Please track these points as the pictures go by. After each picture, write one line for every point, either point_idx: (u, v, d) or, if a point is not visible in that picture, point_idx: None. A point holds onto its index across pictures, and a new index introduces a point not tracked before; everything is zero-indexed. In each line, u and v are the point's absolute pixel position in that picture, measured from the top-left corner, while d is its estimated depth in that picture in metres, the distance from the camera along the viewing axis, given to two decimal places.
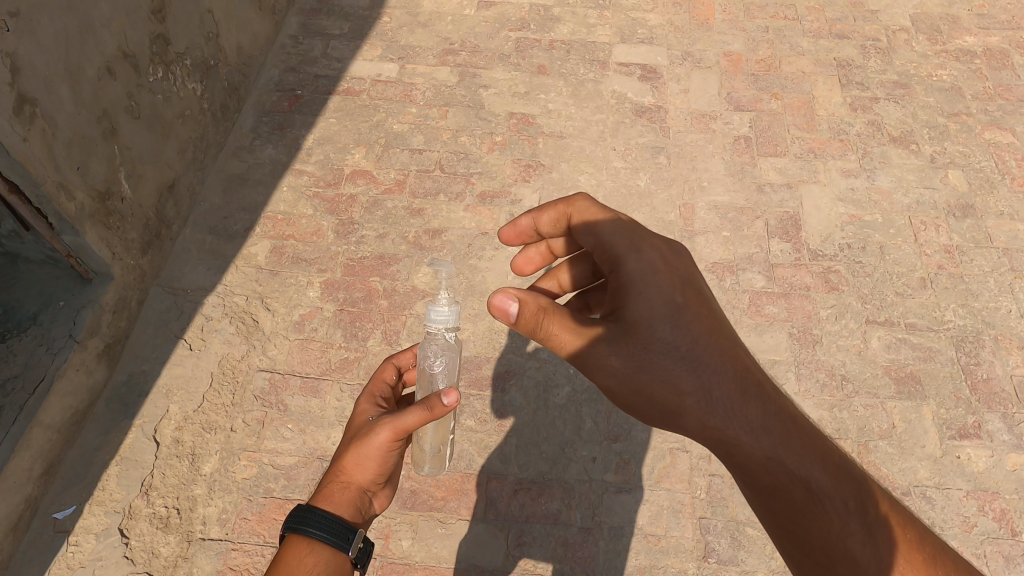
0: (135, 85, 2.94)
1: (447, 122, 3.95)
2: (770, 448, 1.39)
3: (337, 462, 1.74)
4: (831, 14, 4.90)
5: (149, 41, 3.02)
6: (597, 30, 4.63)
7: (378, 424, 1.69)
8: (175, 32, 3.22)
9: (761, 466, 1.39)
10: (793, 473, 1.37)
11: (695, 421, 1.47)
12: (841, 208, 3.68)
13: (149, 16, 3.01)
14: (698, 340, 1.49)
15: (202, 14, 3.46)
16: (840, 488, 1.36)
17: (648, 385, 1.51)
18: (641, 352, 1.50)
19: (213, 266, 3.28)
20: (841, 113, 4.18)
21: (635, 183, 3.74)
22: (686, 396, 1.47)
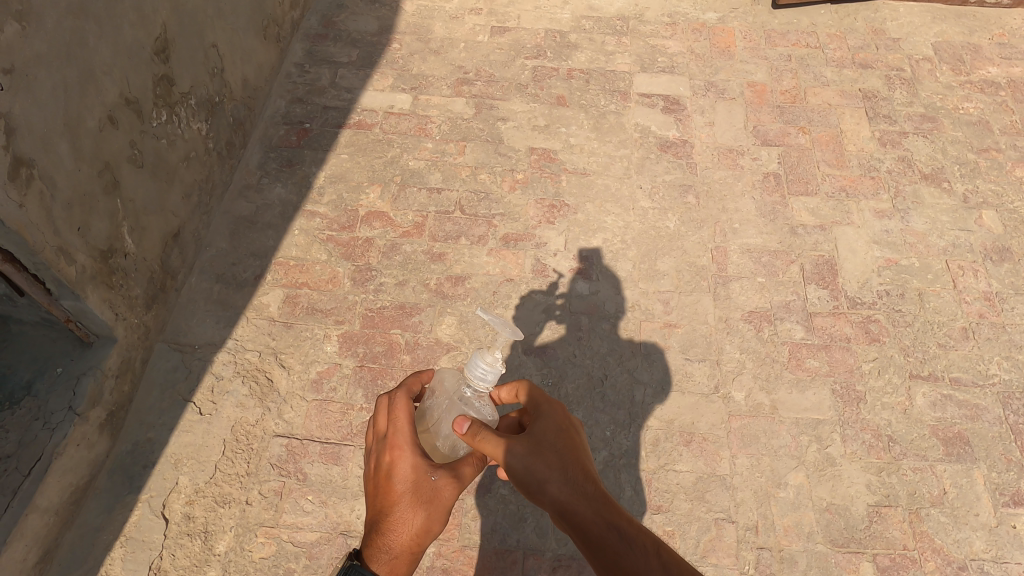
0: (139, 131, 2.72)
1: (466, 158, 3.75)
2: (598, 508, 1.59)
3: (395, 529, 1.70)
4: (853, 42, 4.79)
5: (153, 82, 2.80)
6: (616, 58, 4.46)
7: (449, 485, 1.74)
8: (179, 71, 2.99)
9: (590, 521, 1.57)
10: (614, 529, 1.54)
11: (555, 490, 1.63)
12: (877, 252, 3.58)
13: (153, 56, 2.79)
14: (569, 440, 1.74)
15: (207, 49, 3.24)
16: (643, 537, 1.52)
17: (529, 464, 1.66)
18: (530, 448, 1.68)
19: (222, 318, 3.07)
20: (870, 148, 4.08)
21: (664, 224, 3.58)
22: (551, 471, 1.65)
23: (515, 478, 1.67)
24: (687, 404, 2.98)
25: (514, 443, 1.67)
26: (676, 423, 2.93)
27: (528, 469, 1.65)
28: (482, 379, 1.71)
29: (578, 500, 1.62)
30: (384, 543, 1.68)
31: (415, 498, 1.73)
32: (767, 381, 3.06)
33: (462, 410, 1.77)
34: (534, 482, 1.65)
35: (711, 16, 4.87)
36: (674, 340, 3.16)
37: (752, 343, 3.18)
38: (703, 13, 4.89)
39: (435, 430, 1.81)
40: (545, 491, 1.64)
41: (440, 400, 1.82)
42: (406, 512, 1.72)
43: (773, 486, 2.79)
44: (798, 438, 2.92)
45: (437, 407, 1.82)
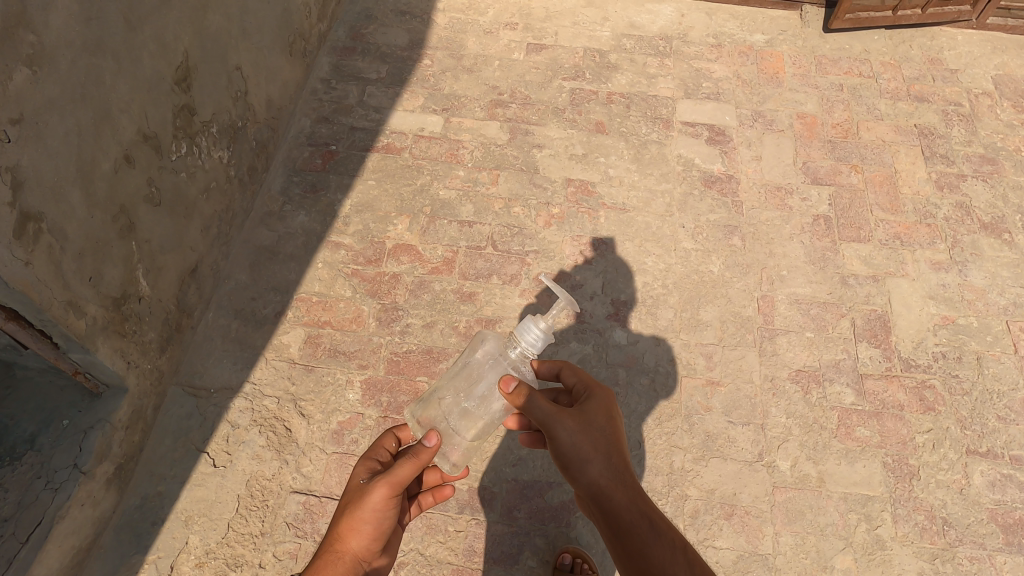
0: (157, 168, 2.61)
1: (499, 189, 3.59)
2: (631, 497, 1.80)
3: (333, 531, 1.81)
4: (908, 72, 4.51)
5: (173, 114, 2.69)
6: (658, 81, 4.25)
7: (375, 482, 1.81)
8: (200, 100, 2.88)
9: (623, 506, 1.77)
10: (644, 517, 1.74)
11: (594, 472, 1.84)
12: (932, 308, 3.38)
13: (173, 86, 2.68)
14: (615, 428, 1.95)
15: (230, 72, 3.14)
16: (672, 532, 1.71)
17: (576, 441, 1.88)
18: (578, 427, 1.90)
19: (240, 359, 2.97)
20: (926, 191, 3.84)
21: (707, 269, 3.37)
22: (594, 453, 1.86)
23: (560, 449, 1.88)
24: (730, 472, 2.83)
25: (565, 419, 1.89)
26: (717, 494, 2.78)
27: (574, 446, 1.87)
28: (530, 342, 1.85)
29: (615, 486, 1.82)
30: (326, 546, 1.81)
31: (350, 502, 1.83)
32: (814, 451, 2.92)
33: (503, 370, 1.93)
34: (576, 459, 1.87)
35: (758, 38, 4.64)
36: (717, 400, 3.00)
37: (799, 407, 3.03)
38: (750, 34, 4.66)
39: (473, 387, 1.99)
40: (585, 469, 1.85)
41: (485, 359, 1.99)
42: (342, 515, 1.84)
43: (818, 569, 2.64)
44: (846, 516, 2.75)
45: (477, 368, 2.01)
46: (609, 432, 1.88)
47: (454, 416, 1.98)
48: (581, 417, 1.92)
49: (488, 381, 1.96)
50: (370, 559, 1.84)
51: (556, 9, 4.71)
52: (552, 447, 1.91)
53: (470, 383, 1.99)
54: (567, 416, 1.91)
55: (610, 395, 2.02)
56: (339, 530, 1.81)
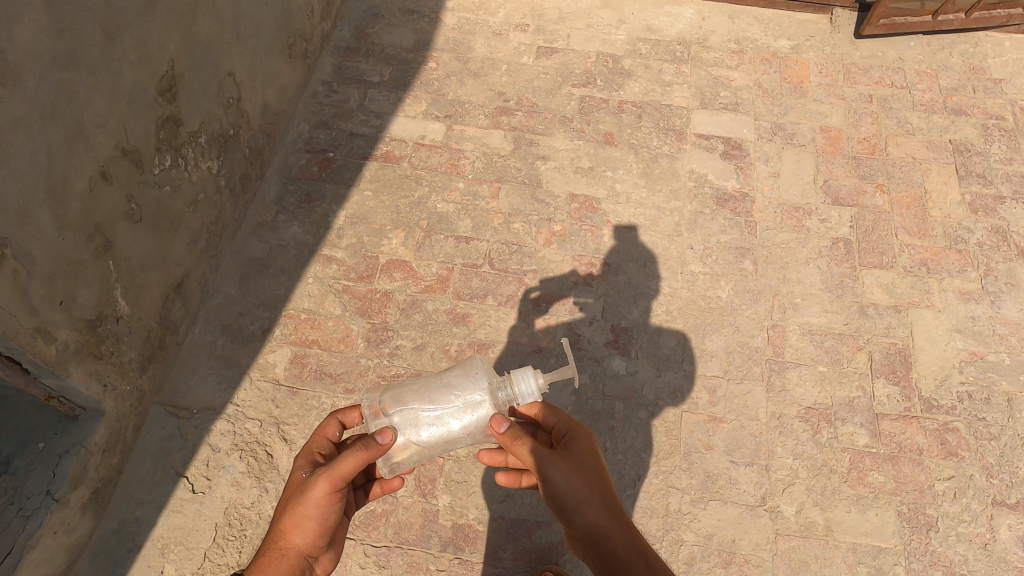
0: (137, 182, 2.54)
1: (499, 203, 3.44)
2: (627, 537, 1.87)
3: (277, 529, 1.95)
4: (945, 82, 4.22)
5: (156, 126, 2.60)
6: (673, 90, 4.04)
7: (314, 479, 1.91)
8: (187, 110, 2.78)
9: (620, 546, 1.84)
10: (642, 556, 1.81)
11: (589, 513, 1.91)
12: (959, 343, 3.15)
13: (157, 97, 2.58)
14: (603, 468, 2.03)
15: (222, 79, 3.04)
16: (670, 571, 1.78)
17: (569, 483, 1.94)
18: (569, 469, 1.97)
19: (225, 378, 2.90)
20: (959, 214, 3.58)
21: (715, 295, 3.18)
22: (589, 495, 1.94)
23: (555, 492, 1.94)
24: (729, 517, 2.69)
25: (557, 461, 1.96)
26: (714, 540, 2.65)
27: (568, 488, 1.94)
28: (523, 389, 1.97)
29: (611, 526, 1.89)
30: (271, 541, 1.95)
31: (293, 498, 1.94)
32: (822, 496, 2.76)
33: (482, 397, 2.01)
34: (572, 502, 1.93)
35: (783, 44, 4.39)
36: (719, 437, 2.84)
37: (808, 448, 2.85)
38: (774, 40, 4.41)
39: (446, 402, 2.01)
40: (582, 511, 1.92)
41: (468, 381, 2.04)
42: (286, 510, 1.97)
43: None
44: (854, 568, 2.62)
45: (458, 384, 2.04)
46: (598, 473, 1.96)
47: (414, 421, 1.99)
48: (572, 458, 1.99)
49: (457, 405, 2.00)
50: (315, 552, 2.00)
51: (570, 10, 4.52)
52: (546, 492, 1.96)
53: (437, 400, 2.01)
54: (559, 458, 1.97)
55: (594, 435, 2.11)
56: (283, 527, 1.95)
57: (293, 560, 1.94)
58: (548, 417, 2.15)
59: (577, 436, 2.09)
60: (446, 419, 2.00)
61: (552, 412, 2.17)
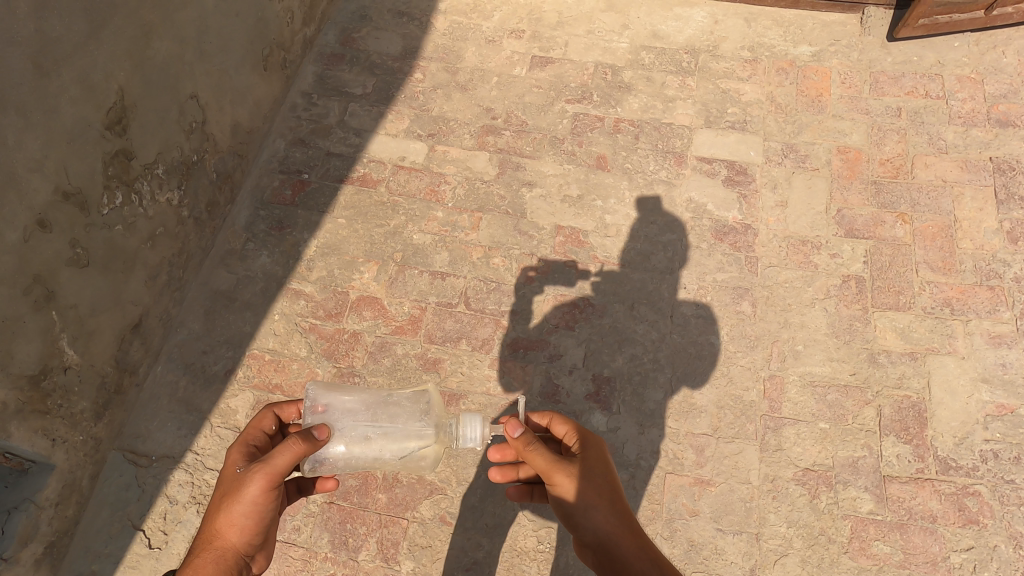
0: (83, 226, 2.38)
1: (479, 235, 3.21)
2: (640, 547, 1.75)
3: (210, 529, 1.82)
4: (992, 88, 3.77)
5: (104, 163, 2.42)
6: (676, 106, 3.73)
7: (249, 475, 1.79)
8: (140, 141, 2.58)
9: (634, 555, 1.72)
10: (656, 564, 1.69)
11: (600, 519, 1.79)
12: (985, 394, 2.83)
13: (103, 131, 2.40)
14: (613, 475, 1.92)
15: (182, 103, 2.78)
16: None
17: (579, 489, 1.82)
18: (579, 474, 1.85)
19: (186, 424, 2.77)
20: (994, 245, 3.21)
21: (708, 341, 2.94)
22: (598, 500, 1.82)
23: (563, 498, 1.82)
24: None
25: (566, 466, 1.86)
26: None
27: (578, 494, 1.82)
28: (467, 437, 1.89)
29: (621, 534, 1.77)
30: (203, 541, 1.82)
31: (228, 496, 1.82)
32: (819, 569, 2.52)
33: (420, 423, 1.98)
34: (580, 508, 1.81)
35: (803, 51, 4.01)
36: (706, 502, 2.63)
37: (804, 514, 2.60)
38: (794, 46, 4.04)
39: (384, 420, 1.97)
40: (590, 517, 1.80)
41: (413, 405, 2.02)
42: (219, 508, 1.84)
43: None
44: None
45: (402, 406, 2.01)
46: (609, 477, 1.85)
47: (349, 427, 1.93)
48: (581, 462, 1.88)
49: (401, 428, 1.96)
50: (252, 553, 1.88)
51: (571, 13, 4.10)
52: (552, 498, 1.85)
53: (385, 418, 1.97)
54: (567, 462, 1.87)
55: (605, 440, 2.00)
56: (218, 526, 1.82)
57: (230, 562, 1.81)
58: (559, 426, 2.02)
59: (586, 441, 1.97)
60: (385, 441, 1.94)
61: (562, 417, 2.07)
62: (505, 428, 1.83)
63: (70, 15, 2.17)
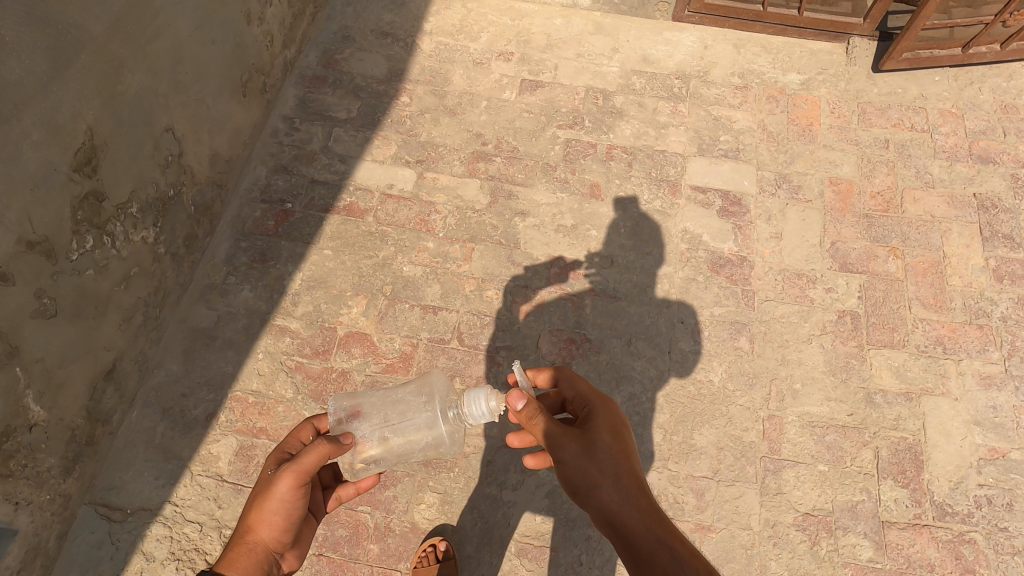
0: (50, 274, 2.18)
1: (472, 267, 3.11)
2: (650, 524, 1.65)
3: (241, 527, 1.77)
4: (972, 123, 3.83)
5: (73, 207, 2.22)
6: (668, 133, 3.68)
7: (277, 473, 1.75)
8: (112, 179, 2.39)
9: (641, 534, 1.62)
10: (664, 544, 1.58)
11: (605, 497, 1.70)
12: (978, 437, 2.85)
13: (71, 174, 2.19)
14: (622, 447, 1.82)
15: (158, 136, 2.60)
16: (700, 561, 1.54)
17: (582, 465, 1.74)
18: (584, 447, 1.77)
19: (163, 473, 2.62)
20: (981, 283, 3.24)
21: (707, 379, 2.89)
22: (604, 477, 1.72)
23: (567, 473, 1.74)
24: None
25: (571, 440, 1.77)
26: None
27: (582, 470, 1.74)
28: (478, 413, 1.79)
29: (628, 512, 1.67)
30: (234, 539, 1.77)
31: (259, 492, 1.78)
32: None
33: (431, 419, 1.90)
34: (585, 485, 1.72)
35: (792, 78, 4.03)
36: (706, 550, 2.58)
37: (805, 562, 2.58)
38: (783, 73, 4.05)
39: (398, 420, 1.92)
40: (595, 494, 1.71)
41: (421, 400, 1.94)
42: (249, 506, 1.80)
43: None
44: None
45: (411, 403, 1.94)
46: (615, 453, 1.75)
47: (368, 435, 1.91)
48: (586, 436, 1.79)
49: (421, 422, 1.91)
50: (282, 551, 1.81)
51: (560, 36, 4.04)
52: (558, 474, 1.77)
53: (399, 419, 1.91)
54: (572, 436, 1.79)
55: (614, 410, 1.91)
56: (249, 522, 1.78)
57: (260, 560, 1.75)
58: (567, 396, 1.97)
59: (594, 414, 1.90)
60: (403, 440, 1.91)
61: (571, 385, 2.01)
62: (508, 399, 1.72)
63: (30, 55, 1.96)
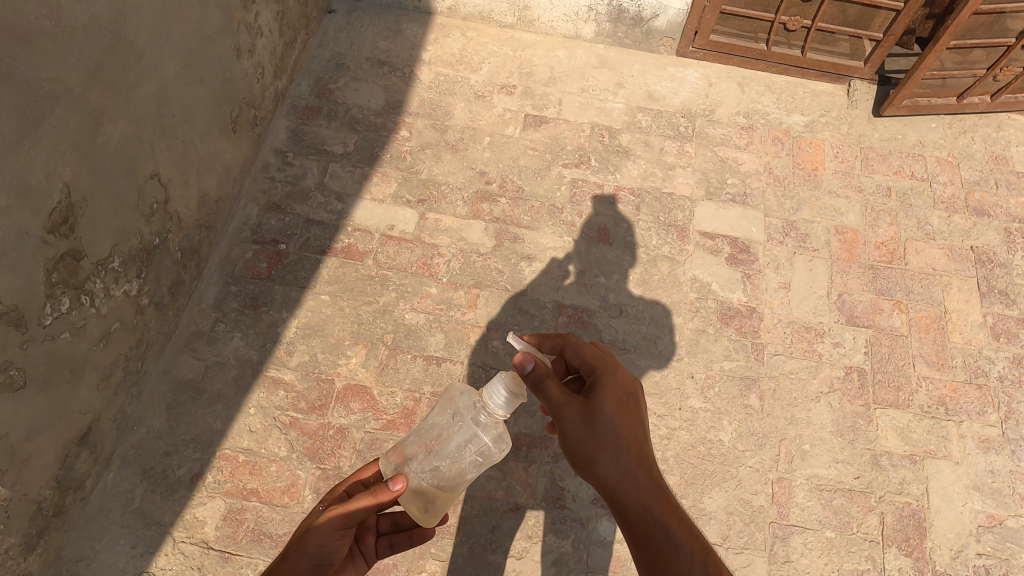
0: (20, 344, 1.97)
1: (476, 315, 2.98)
2: (648, 500, 1.63)
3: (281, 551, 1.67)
4: (968, 174, 3.86)
5: (47, 270, 2.02)
6: (675, 174, 3.61)
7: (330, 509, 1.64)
8: (91, 236, 2.19)
9: (636, 512, 1.62)
10: (658, 525, 1.57)
11: (604, 471, 1.70)
12: (977, 504, 2.86)
13: (45, 237, 1.99)
14: (626, 416, 1.76)
15: (142, 186, 2.40)
16: (692, 543, 1.53)
17: (581, 436, 1.74)
18: (585, 417, 1.75)
19: (141, 541, 2.43)
20: (980, 340, 3.26)
21: (716, 439, 2.86)
22: (605, 450, 1.71)
23: (569, 443, 1.76)
24: None
25: (573, 409, 1.77)
26: None
27: (581, 442, 1.74)
28: (498, 405, 1.74)
29: (626, 487, 1.66)
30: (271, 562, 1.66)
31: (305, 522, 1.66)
32: None
33: (469, 432, 1.83)
34: (585, 457, 1.73)
35: (796, 120, 4.00)
36: None
37: None
38: (787, 114, 4.01)
39: (439, 447, 1.84)
40: (595, 468, 1.72)
41: (451, 418, 1.88)
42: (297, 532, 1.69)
43: None
44: None
45: (443, 425, 1.88)
46: (615, 425, 1.71)
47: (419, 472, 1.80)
48: (589, 405, 1.76)
49: (462, 438, 1.84)
50: None
51: (563, 69, 3.94)
52: (562, 443, 1.80)
53: (439, 442, 1.84)
54: (574, 406, 1.78)
55: (622, 376, 1.83)
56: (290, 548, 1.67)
57: None
58: (574, 359, 1.92)
59: (599, 379, 1.83)
60: (453, 462, 1.82)
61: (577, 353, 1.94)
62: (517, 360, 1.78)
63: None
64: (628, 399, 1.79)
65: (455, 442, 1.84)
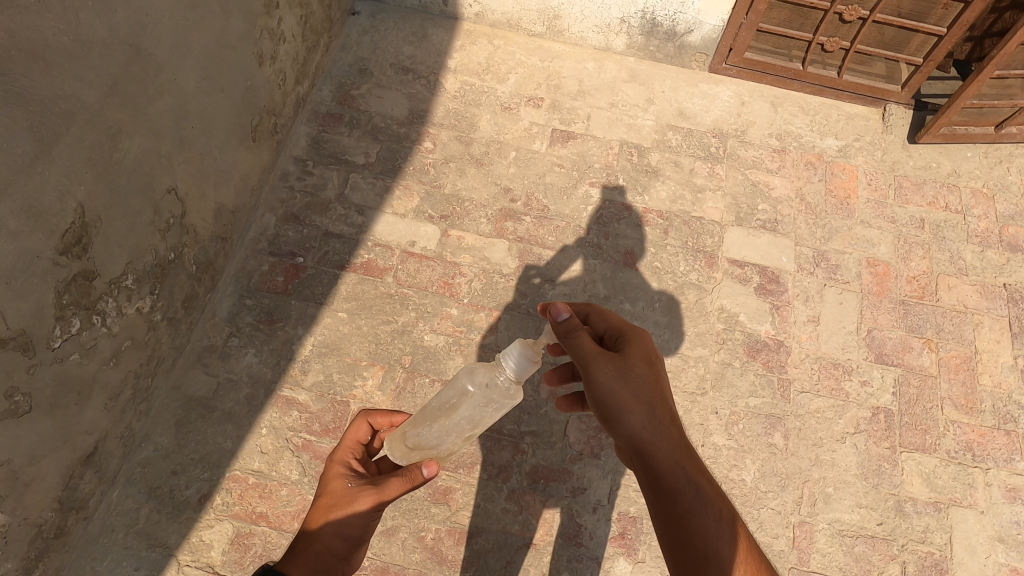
0: (26, 369, 1.87)
1: (496, 339, 2.89)
2: (679, 457, 1.58)
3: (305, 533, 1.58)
4: (1003, 207, 3.73)
5: (57, 292, 1.92)
6: (705, 197, 3.49)
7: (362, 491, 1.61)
8: (105, 254, 2.10)
9: (668, 469, 1.56)
10: (690, 482, 1.55)
11: (635, 427, 1.62)
12: (1000, 555, 2.78)
13: (57, 258, 1.90)
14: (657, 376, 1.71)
15: (159, 200, 2.31)
16: (722, 502, 1.53)
17: (614, 389, 1.64)
18: (617, 371, 1.66)
19: (145, 563, 2.36)
20: (1010, 383, 3.16)
21: (739, 478, 2.79)
22: (638, 404, 1.64)
23: (598, 394, 1.65)
24: None
25: (605, 361, 1.67)
26: None
27: (614, 395, 1.64)
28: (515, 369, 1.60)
29: (657, 443, 1.60)
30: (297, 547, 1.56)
31: (330, 503, 1.62)
32: None
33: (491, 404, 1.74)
34: (614, 408, 1.64)
35: (830, 144, 3.87)
36: None
37: None
38: (821, 137, 3.88)
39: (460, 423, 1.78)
40: (626, 421, 1.63)
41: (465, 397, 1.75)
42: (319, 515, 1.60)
43: None
44: None
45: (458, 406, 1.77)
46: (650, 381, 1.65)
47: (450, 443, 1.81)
48: (622, 360, 1.68)
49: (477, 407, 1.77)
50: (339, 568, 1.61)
51: (592, 82, 3.81)
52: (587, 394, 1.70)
53: (462, 422, 1.77)
54: (607, 358, 1.68)
55: (650, 336, 1.78)
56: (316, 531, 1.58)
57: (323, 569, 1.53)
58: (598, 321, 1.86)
59: (628, 338, 1.77)
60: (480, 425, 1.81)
61: (601, 316, 1.88)
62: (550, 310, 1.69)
63: (11, 137, 1.65)
64: (658, 361, 1.74)
65: (467, 409, 1.77)
